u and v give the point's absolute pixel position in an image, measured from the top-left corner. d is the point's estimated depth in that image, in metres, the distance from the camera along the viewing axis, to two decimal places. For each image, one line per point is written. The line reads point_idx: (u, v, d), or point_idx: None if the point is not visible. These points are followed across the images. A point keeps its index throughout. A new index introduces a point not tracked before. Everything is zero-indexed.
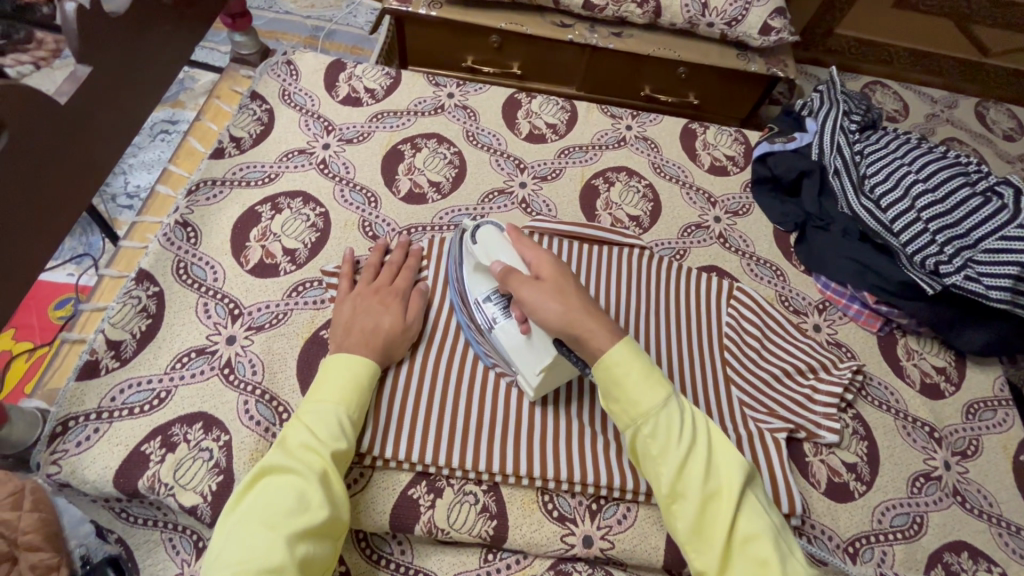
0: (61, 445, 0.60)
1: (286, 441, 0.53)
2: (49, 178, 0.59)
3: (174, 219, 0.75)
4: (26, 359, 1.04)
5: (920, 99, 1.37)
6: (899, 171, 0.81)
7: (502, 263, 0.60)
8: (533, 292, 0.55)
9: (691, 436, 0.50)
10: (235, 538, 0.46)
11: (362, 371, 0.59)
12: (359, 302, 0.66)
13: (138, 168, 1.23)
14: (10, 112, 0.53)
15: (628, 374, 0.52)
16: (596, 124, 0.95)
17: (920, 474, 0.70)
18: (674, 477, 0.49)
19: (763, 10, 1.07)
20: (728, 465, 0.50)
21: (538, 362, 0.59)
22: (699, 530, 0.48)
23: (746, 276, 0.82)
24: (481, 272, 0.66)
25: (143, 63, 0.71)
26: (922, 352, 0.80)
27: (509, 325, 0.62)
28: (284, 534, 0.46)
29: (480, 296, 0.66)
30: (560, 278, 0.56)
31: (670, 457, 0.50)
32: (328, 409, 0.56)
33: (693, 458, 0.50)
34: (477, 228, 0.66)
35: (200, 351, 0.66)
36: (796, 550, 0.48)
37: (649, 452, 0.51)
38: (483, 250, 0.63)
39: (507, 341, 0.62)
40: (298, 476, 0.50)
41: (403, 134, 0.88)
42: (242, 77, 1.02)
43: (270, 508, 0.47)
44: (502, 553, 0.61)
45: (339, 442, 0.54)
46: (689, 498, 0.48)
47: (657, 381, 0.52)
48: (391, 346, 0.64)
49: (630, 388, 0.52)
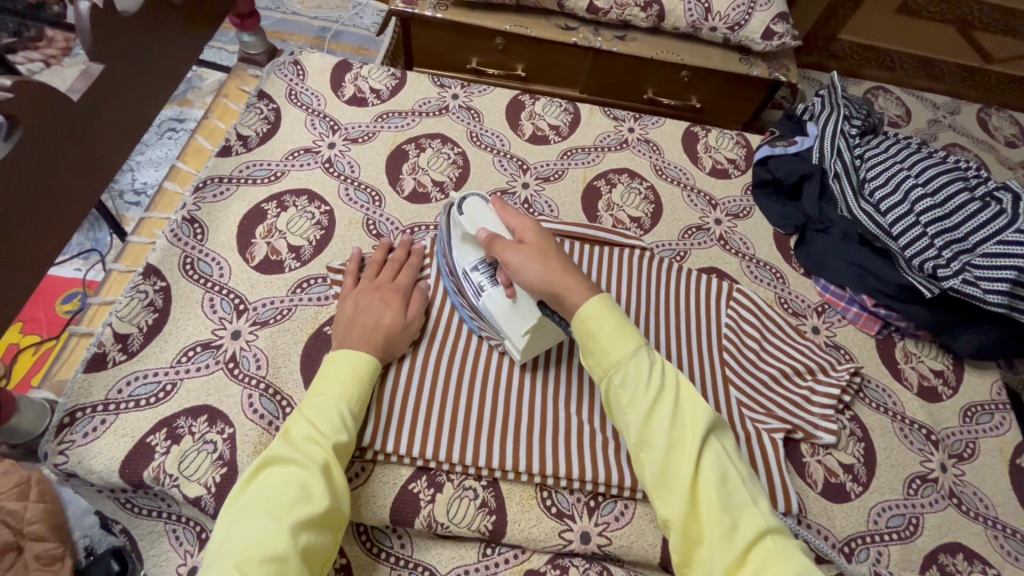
0: (68, 436, 0.60)
1: (288, 432, 0.54)
2: (60, 173, 0.60)
3: (181, 215, 0.76)
4: (34, 352, 1.05)
5: (922, 104, 1.38)
6: (898, 174, 0.82)
7: (487, 230, 0.62)
8: (528, 269, 0.57)
9: (658, 385, 0.51)
10: (239, 524, 0.47)
11: (363, 366, 0.60)
12: (361, 298, 0.67)
13: (146, 165, 1.24)
14: (23, 108, 0.54)
15: (601, 326, 0.53)
16: (599, 126, 0.96)
17: (916, 476, 0.70)
18: (641, 425, 0.50)
19: (766, 15, 1.08)
20: (695, 414, 0.51)
21: (523, 324, 0.61)
22: (664, 478, 0.48)
23: (746, 278, 0.83)
24: (468, 243, 0.68)
25: (153, 62, 0.72)
26: (920, 355, 0.80)
27: (496, 292, 0.65)
28: (288, 523, 0.47)
29: (467, 266, 0.68)
30: (542, 242, 0.59)
31: (639, 405, 0.51)
32: (330, 402, 0.57)
33: (660, 405, 0.51)
34: (463, 201, 0.68)
35: (205, 345, 0.67)
36: (762, 503, 0.48)
37: (619, 402, 0.52)
38: (469, 220, 0.66)
39: (493, 306, 0.64)
40: (300, 467, 0.51)
41: (408, 134, 0.89)
42: (249, 77, 1.03)
43: (274, 498, 0.48)
44: (500, 548, 0.62)
45: (340, 435, 0.55)
46: (656, 445, 0.49)
47: (630, 334, 0.54)
48: (391, 342, 0.64)
49: (603, 339, 0.53)
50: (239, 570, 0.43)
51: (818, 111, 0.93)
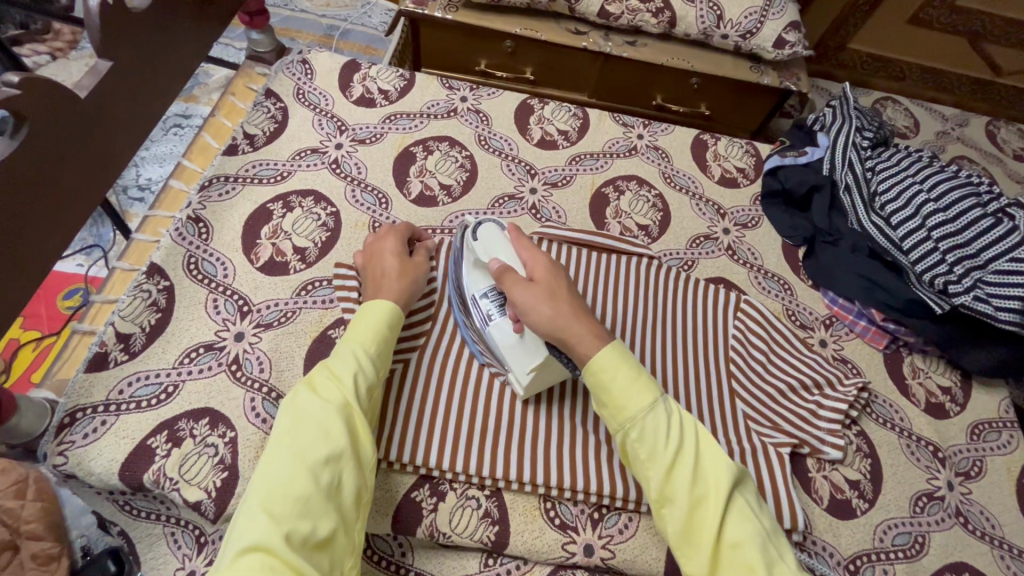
0: (67, 437, 0.60)
1: (309, 380, 0.54)
2: (66, 171, 0.60)
3: (186, 214, 0.76)
4: (33, 348, 1.04)
5: (931, 116, 1.38)
6: (911, 189, 0.81)
7: (500, 261, 0.61)
8: (540, 312, 0.56)
9: (678, 441, 0.51)
10: (264, 465, 0.48)
11: (378, 306, 0.61)
12: (369, 255, 0.69)
13: (150, 161, 1.24)
14: (31, 106, 0.53)
15: (616, 379, 0.53)
16: (608, 132, 0.95)
17: (923, 493, 0.70)
18: (662, 482, 0.50)
19: (778, 23, 1.07)
20: (716, 470, 0.50)
21: (529, 361, 0.60)
22: (688, 534, 0.49)
23: (753, 288, 0.82)
24: (479, 270, 0.66)
25: (160, 59, 0.71)
26: (928, 371, 0.79)
27: (503, 321, 0.62)
28: (308, 462, 0.47)
29: (476, 292, 0.65)
30: (552, 279, 0.58)
31: (659, 462, 0.51)
32: (348, 348, 0.57)
33: (680, 464, 0.50)
34: (477, 226, 0.66)
35: (208, 347, 0.67)
36: (787, 555, 0.48)
37: (637, 456, 0.52)
38: (482, 247, 0.64)
39: (499, 337, 0.62)
40: (320, 408, 0.51)
41: (416, 136, 0.88)
42: (257, 74, 1.02)
43: (297, 438, 0.49)
44: (502, 559, 0.61)
45: (360, 375, 0.55)
46: (677, 503, 0.50)
47: (645, 386, 0.53)
48: (407, 279, 0.66)
49: (617, 394, 0.53)
50: (266, 510, 0.44)
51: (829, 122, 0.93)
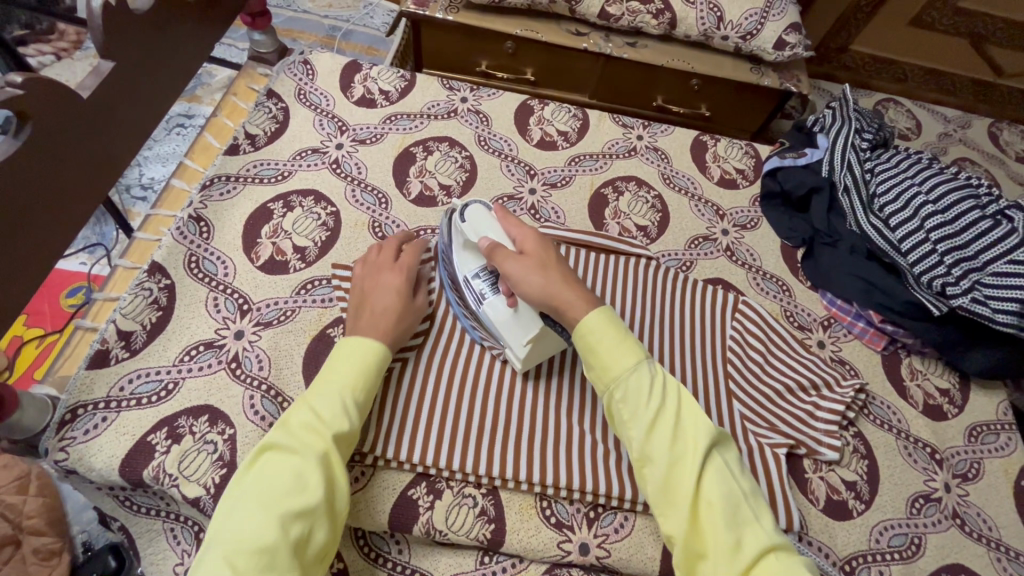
0: (68, 433, 0.60)
1: (288, 422, 0.54)
2: (69, 170, 0.60)
3: (188, 213, 0.76)
4: (37, 346, 1.05)
5: (933, 118, 1.37)
6: (909, 190, 0.81)
7: (489, 240, 0.61)
8: (532, 282, 0.57)
9: (660, 400, 0.51)
10: (234, 512, 0.47)
11: (372, 351, 0.60)
12: (369, 282, 0.67)
13: (153, 160, 1.24)
14: (33, 105, 0.54)
15: (603, 339, 0.54)
16: (607, 132, 0.95)
17: (920, 495, 0.70)
18: (643, 440, 0.50)
19: (778, 24, 1.07)
20: (696, 430, 0.51)
21: (525, 333, 0.61)
22: (665, 491, 0.49)
23: (752, 289, 0.83)
24: (469, 251, 0.67)
25: (162, 59, 0.72)
26: (926, 373, 0.79)
27: (497, 300, 0.63)
28: (279, 512, 0.47)
29: (468, 274, 0.66)
30: (543, 253, 0.59)
31: (640, 420, 0.51)
32: (334, 391, 0.56)
33: (661, 423, 0.51)
34: (464, 207, 0.66)
35: (208, 345, 0.67)
36: (765, 520, 0.48)
37: (621, 416, 0.52)
38: (471, 228, 0.64)
39: (493, 313, 0.63)
40: (298, 456, 0.51)
41: (416, 136, 0.89)
42: (259, 75, 1.03)
43: (269, 485, 0.48)
44: (498, 556, 0.62)
45: (342, 424, 0.54)
46: (656, 461, 0.49)
47: (631, 347, 0.54)
48: (404, 324, 0.65)
49: (603, 354, 0.54)
50: (229, 562, 0.44)
51: (828, 123, 0.93)
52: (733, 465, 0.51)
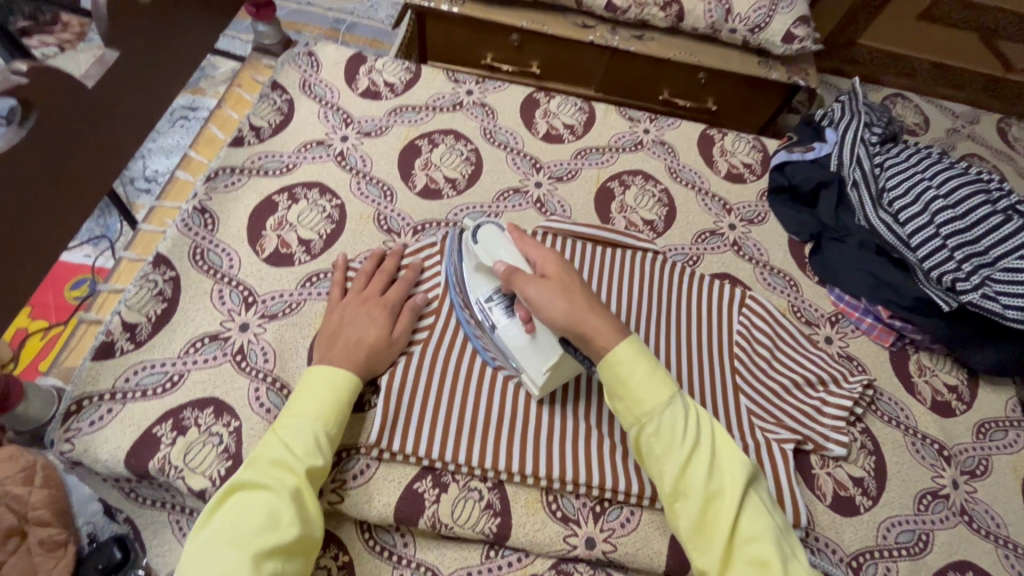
0: (75, 424, 0.60)
1: (260, 457, 0.53)
2: (74, 160, 0.60)
3: (193, 205, 0.76)
4: (41, 338, 1.05)
5: (941, 113, 1.36)
6: (920, 185, 0.81)
7: (506, 264, 0.60)
8: (555, 305, 0.55)
9: (694, 436, 0.51)
10: (205, 554, 0.46)
11: (343, 385, 0.59)
12: (348, 311, 0.66)
13: (157, 153, 1.24)
14: (38, 93, 0.53)
15: (634, 373, 0.53)
16: (614, 126, 0.95)
17: (927, 491, 0.69)
18: (678, 476, 0.50)
19: (787, 17, 1.06)
20: (732, 465, 0.51)
21: (544, 360, 0.59)
22: (701, 529, 0.49)
23: (759, 285, 0.82)
24: (483, 274, 0.66)
25: (167, 49, 0.71)
26: (935, 369, 0.79)
27: (512, 324, 0.63)
28: (251, 552, 0.46)
29: (482, 297, 0.66)
30: (564, 276, 0.58)
31: (675, 455, 0.51)
32: (306, 424, 0.55)
33: (695, 460, 0.50)
34: (477, 228, 0.66)
35: (213, 337, 0.67)
36: (801, 554, 0.49)
37: (653, 451, 0.52)
38: (485, 251, 0.64)
39: (511, 338, 0.62)
40: (272, 493, 0.50)
41: (422, 129, 0.88)
42: (264, 66, 1.02)
43: (241, 525, 0.48)
44: (504, 551, 0.61)
45: (315, 458, 0.54)
46: (692, 498, 0.49)
47: (661, 380, 0.53)
48: (374, 359, 0.63)
49: (634, 387, 0.52)
50: None
51: (837, 117, 0.92)
52: (765, 499, 0.51)
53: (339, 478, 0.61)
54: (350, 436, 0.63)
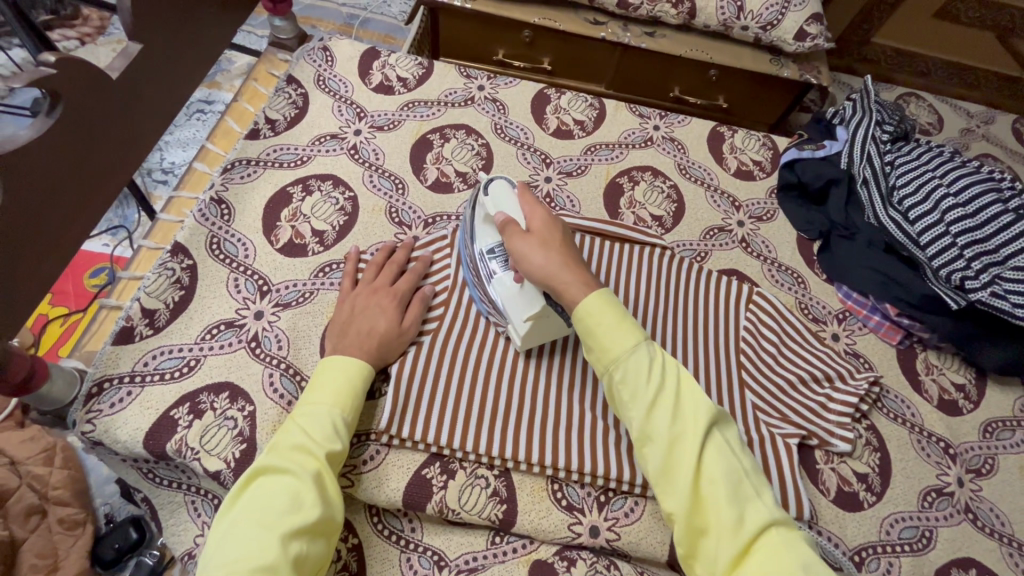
0: (95, 405, 0.62)
1: (282, 440, 0.54)
2: (99, 149, 0.62)
3: (209, 196, 0.78)
4: (62, 324, 1.08)
5: (956, 113, 1.35)
6: (930, 183, 0.81)
7: (504, 214, 0.63)
8: (536, 259, 0.58)
9: (659, 380, 0.52)
10: (232, 536, 0.48)
11: (355, 373, 0.60)
12: (359, 302, 0.67)
13: (174, 145, 1.27)
14: (65, 83, 0.55)
15: (600, 322, 0.55)
16: (624, 122, 0.95)
17: (932, 489, 0.70)
18: (643, 419, 0.51)
19: (800, 15, 1.06)
20: (695, 408, 0.51)
21: (526, 310, 0.62)
22: (667, 471, 0.49)
23: (767, 281, 0.82)
24: (488, 225, 0.68)
25: (188, 41, 0.73)
26: (942, 368, 0.79)
27: (505, 276, 0.65)
28: (278, 533, 0.48)
29: (484, 247, 0.68)
30: (550, 232, 0.60)
31: (640, 400, 0.51)
32: (324, 411, 0.57)
33: (659, 403, 0.51)
34: (489, 181, 0.67)
35: (229, 324, 0.69)
36: (766, 495, 0.48)
37: (621, 397, 0.53)
38: (493, 201, 0.65)
39: (500, 289, 0.65)
40: (293, 476, 0.51)
41: (433, 124, 0.89)
42: (279, 61, 1.03)
43: (265, 507, 0.49)
44: (509, 537, 0.63)
45: (334, 443, 0.55)
46: (657, 439, 0.50)
47: (629, 329, 0.54)
48: (385, 348, 0.65)
49: (602, 335, 0.54)
50: None
51: (848, 115, 0.92)
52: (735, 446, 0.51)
53: (351, 463, 0.62)
54: (362, 422, 0.64)
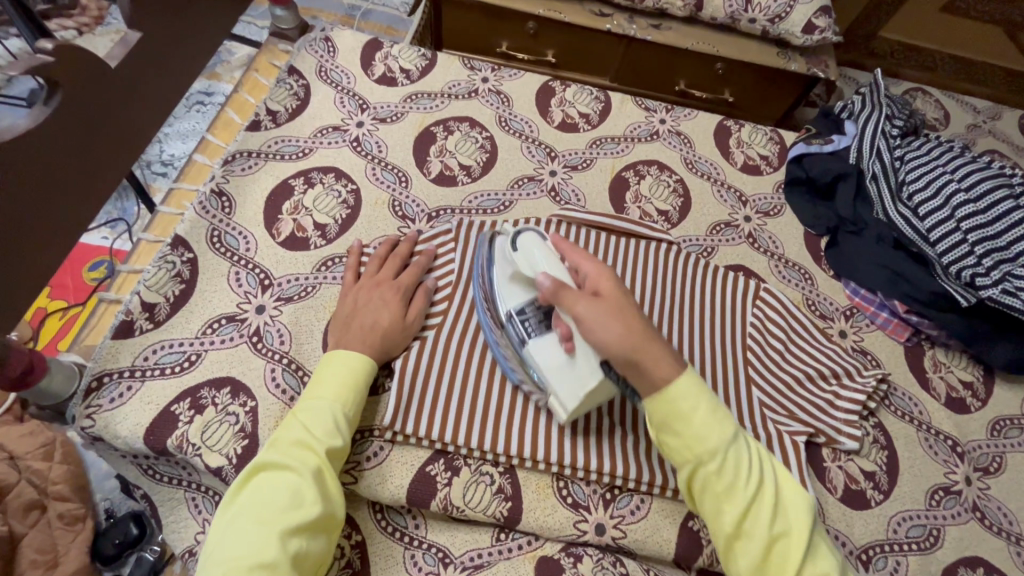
0: (95, 401, 0.62)
1: (283, 436, 0.54)
2: (98, 139, 0.61)
3: (209, 188, 0.77)
4: (60, 317, 1.06)
5: (962, 108, 1.34)
6: (941, 179, 0.80)
7: (551, 277, 0.56)
8: (612, 329, 0.51)
9: (757, 476, 0.50)
10: (232, 533, 0.47)
11: (358, 367, 0.59)
12: (362, 295, 0.66)
13: (173, 137, 1.25)
14: (63, 72, 0.54)
15: (695, 411, 0.50)
16: (630, 115, 0.94)
17: (939, 487, 0.69)
18: (740, 516, 0.49)
19: (808, 7, 1.04)
20: (792, 501, 0.50)
21: (581, 386, 0.55)
22: (764, 567, 0.49)
23: (774, 277, 0.81)
24: (516, 283, 0.63)
25: (188, 30, 0.71)
26: (950, 366, 0.78)
27: (545, 342, 0.58)
28: (278, 529, 0.47)
29: (513, 307, 0.62)
30: (618, 296, 0.54)
31: (738, 496, 0.49)
32: (325, 406, 0.56)
33: (759, 501, 0.49)
34: (517, 235, 0.62)
35: (230, 319, 0.68)
36: None
37: (713, 490, 0.50)
38: (523, 259, 0.60)
39: (543, 358, 0.57)
40: (294, 473, 0.51)
41: (437, 116, 0.88)
42: (280, 51, 1.02)
43: (265, 504, 0.48)
44: (514, 534, 0.62)
45: (335, 439, 0.54)
46: (758, 537, 0.49)
47: (723, 418, 0.51)
48: (389, 343, 0.64)
49: (698, 425, 0.50)
50: None
51: (857, 109, 0.91)
52: (826, 540, 0.51)
53: (354, 459, 0.61)
54: (365, 418, 0.64)
